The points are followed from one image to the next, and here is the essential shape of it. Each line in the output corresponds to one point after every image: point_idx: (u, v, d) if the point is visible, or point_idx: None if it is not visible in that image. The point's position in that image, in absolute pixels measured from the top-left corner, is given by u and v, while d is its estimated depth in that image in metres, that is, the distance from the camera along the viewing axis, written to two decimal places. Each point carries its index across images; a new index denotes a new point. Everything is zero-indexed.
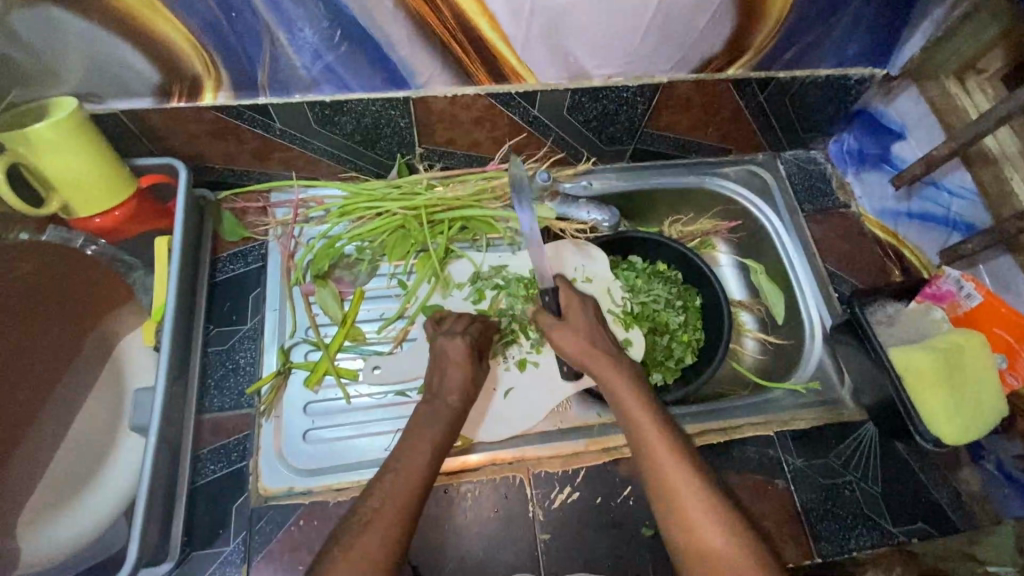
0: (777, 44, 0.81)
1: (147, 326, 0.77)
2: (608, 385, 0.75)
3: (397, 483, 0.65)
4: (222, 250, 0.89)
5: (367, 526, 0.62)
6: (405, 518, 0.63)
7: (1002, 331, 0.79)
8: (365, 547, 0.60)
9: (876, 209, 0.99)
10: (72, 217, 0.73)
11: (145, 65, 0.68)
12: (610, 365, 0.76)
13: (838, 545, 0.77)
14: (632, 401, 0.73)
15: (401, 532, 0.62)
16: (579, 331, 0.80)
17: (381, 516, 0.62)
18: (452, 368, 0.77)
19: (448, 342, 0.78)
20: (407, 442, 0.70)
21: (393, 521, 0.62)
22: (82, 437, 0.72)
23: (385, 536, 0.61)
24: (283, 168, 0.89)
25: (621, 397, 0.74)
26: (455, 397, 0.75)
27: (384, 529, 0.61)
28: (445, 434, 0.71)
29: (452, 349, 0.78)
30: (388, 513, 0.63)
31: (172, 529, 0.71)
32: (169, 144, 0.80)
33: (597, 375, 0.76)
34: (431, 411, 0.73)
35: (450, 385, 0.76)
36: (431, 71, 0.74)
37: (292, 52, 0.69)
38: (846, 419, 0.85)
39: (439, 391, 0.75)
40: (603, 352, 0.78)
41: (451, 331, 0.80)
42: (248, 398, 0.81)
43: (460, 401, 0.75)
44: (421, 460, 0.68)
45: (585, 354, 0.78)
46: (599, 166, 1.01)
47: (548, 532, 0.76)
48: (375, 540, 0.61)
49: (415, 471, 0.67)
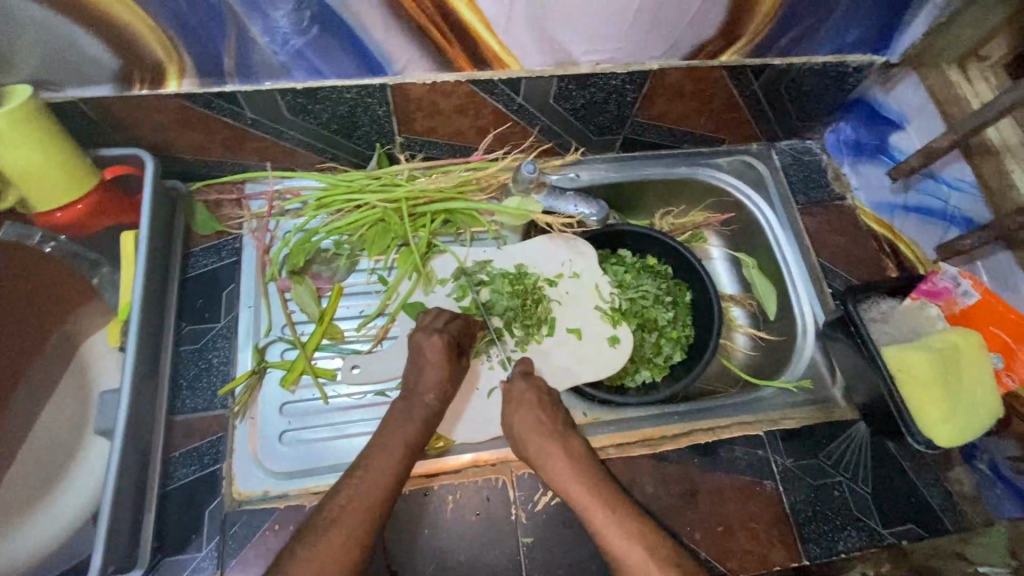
0: (774, 29, 0.77)
1: (113, 325, 0.74)
2: (547, 468, 0.72)
3: (370, 480, 0.66)
4: (194, 244, 0.86)
5: (335, 522, 0.62)
6: (377, 512, 0.64)
7: (998, 329, 0.77)
8: (331, 545, 0.61)
9: (872, 202, 0.96)
10: (32, 212, 0.70)
11: (102, 51, 0.64)
12: (551, 445, 0.73)
13: (826, 546, 0.76)
14: (576, 486, 0.70)
15: (371, 526, 0.63)
16: (521, 405, 0.76)
17: (350, 513, 0.63)
18: (428, 366, 0.75)
19: (425, 339, 0.76)
20: (385, 432, 0.70)
21: (360, 519, 0.63)
22: (47, 440, 0.70)
23: (352, 528, 0.62)
24: (257, 158, 0.85)
25: (564, 482, 0.71)
26: (432, 395, 0.73)
27: (353, 527, 0.62)
28: (423, 434, 0.71)
29: (430, 347, 0.75)
30: (356, 512, 0.63)
31: (142, 534, 0.68)
32: (135, 133, 0.76)
33: (537, 459, 0.73)
34: (408, 409, 0.72)
35: (428, 385, 0.74)
36: (408, 55, 0.71)
37: (260, 36, 0.65)
38: (837, 417, 0.83)
39: (416, 388, 0.74)
40: (547, 425, 0.74)
41: (428, 327, 0.78)
42: (221, 398, 0.78)
43: (437, 400, 0.74)
44: (392, 458, 0.68)
45: (525, 436, 0.74)
46: (588, 156, 0.98)
47: (531, 535, 0.75)
48: (341, 538, 0.61)
49: (384, 471, 0.66)
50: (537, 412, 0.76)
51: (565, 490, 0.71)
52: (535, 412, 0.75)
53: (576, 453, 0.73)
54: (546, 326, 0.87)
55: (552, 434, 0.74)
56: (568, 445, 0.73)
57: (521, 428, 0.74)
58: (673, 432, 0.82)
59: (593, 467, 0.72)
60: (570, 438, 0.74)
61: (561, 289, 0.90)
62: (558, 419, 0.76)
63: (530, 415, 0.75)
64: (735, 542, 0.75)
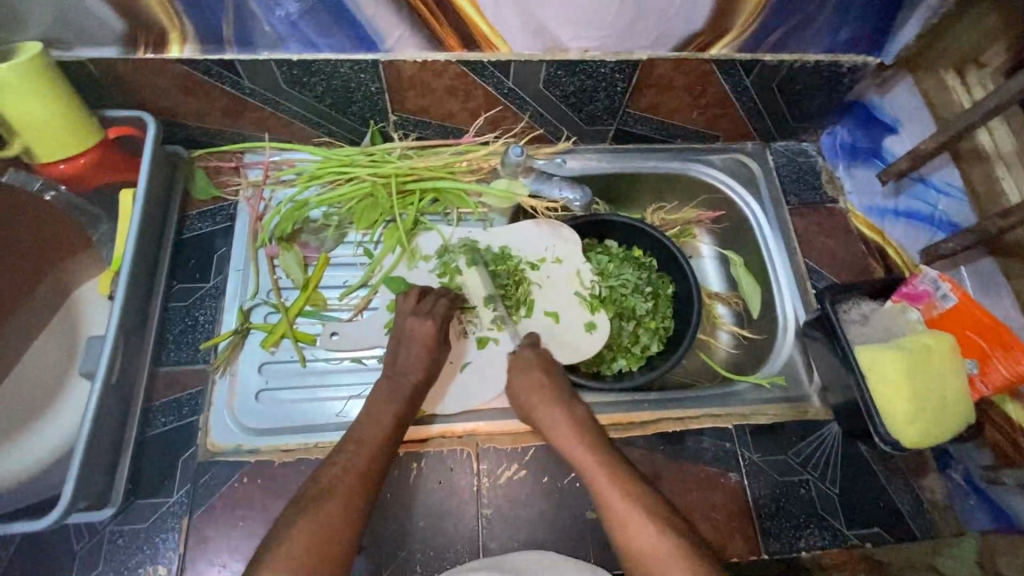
0: (763, 24, 0.78)
1: (105, 276, 0.78)
2: (554, 431, 0.73)
3: (358, 453, 0.67)
4: (191, 207, 0.89)
5: (331, 492, 0.64)
6: (366, 481, 0.66)
7: (974, 335, 0.75)
8: (328, 515, 0.62)
9: (864, 206, 0.96)
10: (36, 162, 0.73)
11: (109, 13, 0.68)
12: (559, 410, 0.73)
13: (787, 542, 0.76)
14: (586, 454, 0.70)
15: (366, 495, 0.65)
16: (526, 369, 0.77)
17: (343, 483, 0.65)
18: (411, 344, 0.76)
19: (416, 323, 0.77)
20: (376, 404, 0.72)
21: (355, 491, 0.64)
22: (34, 378, 0.73)
23: (348, 498, 0.64)
24: (256, 129, 0.88)
25: (576, 447, 0.71)
26: (417, 376, 0.74)
27: (347, 496, 0.64)
28: (400, 411, 0.72)
29: (419, 330, 0.77)
30: (349, 480, 0.65)
31: (116, 475, 0.72)
32: (139, 96, 0.80)
33: (543, 421, 0.74)
34: (390, 388, 0.73)
35: (410, 363, 0.75)
36: (399, 33, 0.73)
37: (257, 7, 0.68)
38: (810, 416, 0.83)
39: (401, 368, 0.75)
40: (546, 385, 0.75)
41: (419, 311, 0.79)
42: (203, 353, 0.81)
43: (420, 380, 0.75)
44: (379, 432, 0.70)
45: (530, 399, 0.75)
46: (580, 146, 0.99)
47: (490, 508, 0.76)
48: (336, 507, 0.63)
49: (377, 438, 0.69)
50: (542, 377, 0.76)
51: (573, 454, 0.71)
52: (542, 378, 0.76)
53: (580, 415, 0.74)
54: (525, 308, 0.89)
55: (559, 398, 0.74)
56: (575, 412, 0.74)
57: (525, 394, 0.75)
58: (641, 419, 0.82)
59: (599, 434, 0.73)
60: (576, 404, 0.75)
61: (543, 273, 0.91)
62: (561, 385, 0.76)
63: (535, 381, 0.76)
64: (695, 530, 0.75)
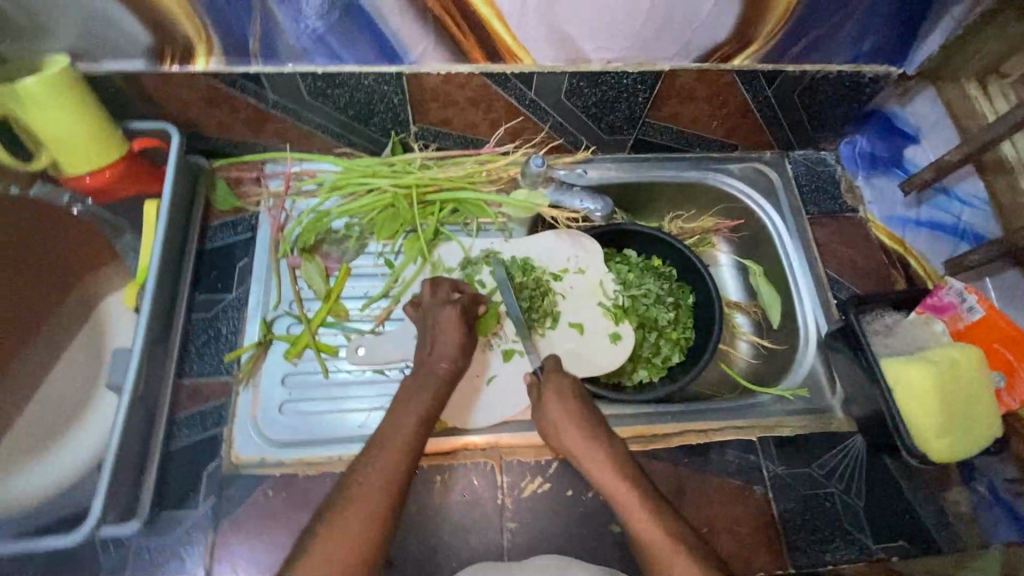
0: (786, 36, 0.78)
1: (130, 288, 0.78)
2: (586, 457, 0.70)
3: (383, 459, 0.64)
4: (212, 218, 0.89)
5: (353, 499, 0.60)
6: (394, 489, 0.62)
7: (1001, 347, 0.76)
8: (351, 522, 0.59)
9: (885, 215, 0.94)
10: (62, 174, 0.73)
11: (137, 27, 0.68)
12: (591, 438, 0.71)
13: (814, 556, 0.75)
14: (617, 482, 0.67)
15: (390, 504, 0.61)
16: (559, 394, 0.75)
17: (367, 489, 0.61)
18: (441, 334, 0.77)
19: (439, 315, 0.78)
20: (401, 407, 0.70)
21: (379, 498, 0.61)
22: (59, 390, 0.74)
23: (371, 504, 0.60)
24: (277, 140, 0.89)
25: (610, 476, 0.68)
26: (445, 362, 0.75)
27: (370, 504, 0.60)
28: (427, 407, 0.71)
29: (444, 318, 0.78)
30: (374, 489, 0.61)
31: (142, 487, 0.72)
32: (164, 108, 0.80)
33: (576, 448, 0.71)
34: (420, 383, 0.73)
35: (444, 349, 0.76)
36: (424, 45, 0.73)
37: (284, 20, 0.68)
38: (833, 428, 0.83)
39: (429, 358, 0.76)
40: (576, 412, 0.73)
41: (438, 298, 0.80)
42: (226, 365, 0.81)
43: (449, 368, 0.75)
44: (405, 433, 0.67)
45: (563, 425, 0.72)
46: (598, 155, 0.99)
47: (515, 521, 0.76)
48: (361, 513, 0.59)
49: (403, 442, 0.66)
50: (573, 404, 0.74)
51: (607, 483, 0.68)
52: (574, 404, 0.74)
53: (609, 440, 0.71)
54: (550, 320, 0.88)
55: (591, 425, 0.72)
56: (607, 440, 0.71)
57: (558, 420, 0.73)
58: (664, 431, 0.82)
59: (632, 463, 0.69)
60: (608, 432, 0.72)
61: (566, 284, 0.91)
62: (594, 412, 0.74)
63: (567, 407, 0.74)
64: (721, 544, 0.75)
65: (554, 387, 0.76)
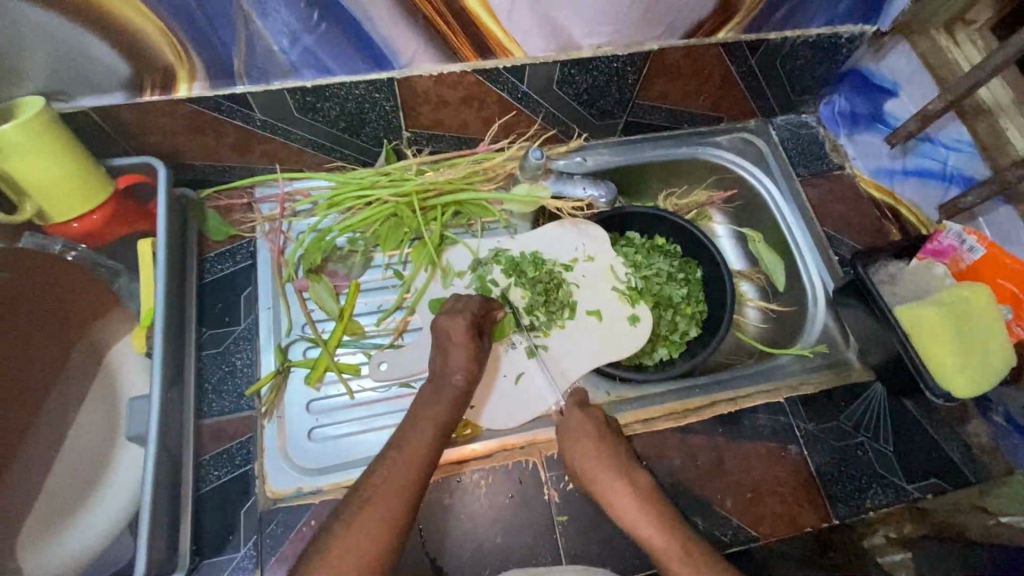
0: (768, 4, 0.79)
1: (137, 333, 0.75)
2: (615, 500, 0.70)
3: (399, 463, 0.65)
4: (208, 250, 0.86)
5: (369, 501, 0.62)
6: (410, 492, 0.63)
7: (1005, 282, 0.79)
8: (364, 528, 0.60)
9: (871, 169, 0.99)
10: (48, 223, 0.71)
11: (113, 58, 0.65)
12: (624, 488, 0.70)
13: (854, 505, 0.78)
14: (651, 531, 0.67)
15: (404, 507, 0.62)
16: (581, 436, 0.74)
17: (384, 492, 0.62)
18: (451, 347, 0.75)
19: (445, 322, 0.76)
20: (418, 413, 0.70)
21: (394, 500, 0.62)
22: (77, 451, 0.70)
23: (384, 509, 0.61)
24: (266, 161, 0.86)
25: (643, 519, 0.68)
26: (459, 375, 0.73)
27: (384, 507, 0.61)
28: (439, 411, 0.70)
29: (452, 328, 0.76)
30: (390, 491, 0.62)
31: (179, 537, 0.69)
32: (145, 140, 0.77)
33: (605, 490, 0.71)
34: (437, 391, 0.72)
35: (455, 365, 0.74)
36: (415, 47, 0.72)
37: (269, 35, 0.66)
38: (854, 379, 0.85)
39: (444, 369, 0.74)
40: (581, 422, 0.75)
41: (453, 311, 0.78)
42: (247, 400, 0.78)
43: (465, 380, 0.73)
44: (427, 436, 0.68)
45: (568, 436, 0.75)
46: (591, 142, 0.99)
47: (565, 514, 0.75)
48: (376, 516, 0.60)
49: (420, 448, 0.66)
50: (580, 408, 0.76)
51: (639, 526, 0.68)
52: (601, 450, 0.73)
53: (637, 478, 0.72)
54: (568, 311, 0.88)
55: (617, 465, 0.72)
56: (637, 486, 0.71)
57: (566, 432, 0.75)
58: (697, 405, 0.82)
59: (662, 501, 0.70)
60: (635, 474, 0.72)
61: (577, 273, 0.91)
62: (619, 452, 0.73)
63: (592, 451, 0.73)
64: (767, 507, 0.77)
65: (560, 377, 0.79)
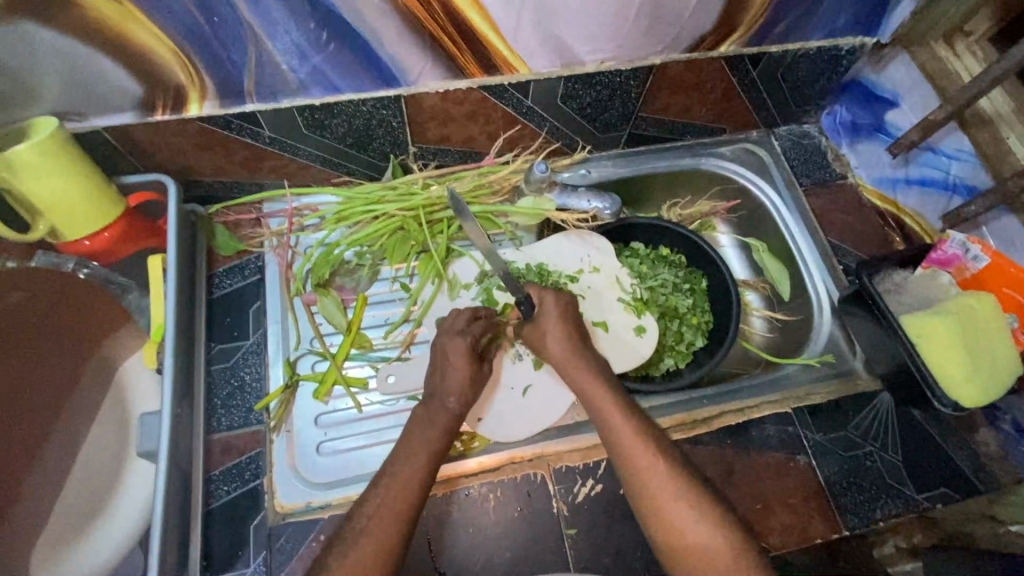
0: (769, 17, 0.80)
1: (148, 348, 0.76)
2: (623, 438, 0.68)
3: (393, 488, 0.64)
4: (217, 264, 0.87)
5: (365, 530, 0.62)
6: (405, 515, 0.63)
7: (1011, 290, 0.79)
8: (360, 555, 0.60)
9: (873, 178, 0.99)
10: (60, 241, 0.71)
11: (126, 79, 0.66)
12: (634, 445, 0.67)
13: (864, 516, 0.77)
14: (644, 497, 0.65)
15: (398, 531, 0.62)
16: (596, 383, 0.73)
17: (378, 519, 0.62)
18: (456, 360, 0.75)
19: (455, 336, 0.76)
20: (413, 435, 0.70)
21: (390, 524, 0.62)
22: (90, 466, 0.71)
23: (379, 535, 0.61)
24: (274, 177, 0.87)
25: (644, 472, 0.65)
26: (454, 399, 0.72)
27: (381, 533, 0.61)
28: (449, 425, 0.71)
29: (458, 342, 0.76)
30: (384, 520, 0.62)
31: (190, 553, 0.69)
32: (156, 158, 0.78)
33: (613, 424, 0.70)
34: (429, 413, 0.71)
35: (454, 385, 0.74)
36: (421, 65, 0.73)
37: (279, 55, 0.67)
38: (861, 389, 0.85)
39: (441, 379, 0.74)
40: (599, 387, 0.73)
41: (452, 328, 0.78)
42: (256, 414, 0.78)
43: (467, 395, 0.74)
44: (417, 463, 0.67)
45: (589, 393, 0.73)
46: (595, 154, 1.00)
47: (574, 527, 0.75)
48: (370, 546, 0.60)
49: (413, 471, 0.66)
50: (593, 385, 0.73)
51: (637, 479, 0.66)
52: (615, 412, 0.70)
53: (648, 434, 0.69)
54: None
55: (627, 406, 0.71)
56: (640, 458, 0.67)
57: (588, 387, 0.73)
58: (704, 415, 0.83)
59: (674, 458, 0.67)
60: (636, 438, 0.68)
61: (582, 284, 0.91)
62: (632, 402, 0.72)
63: (599, 389, 0.72)
64: (776, 519, 0.76)
65: (567, 358, 0.76)
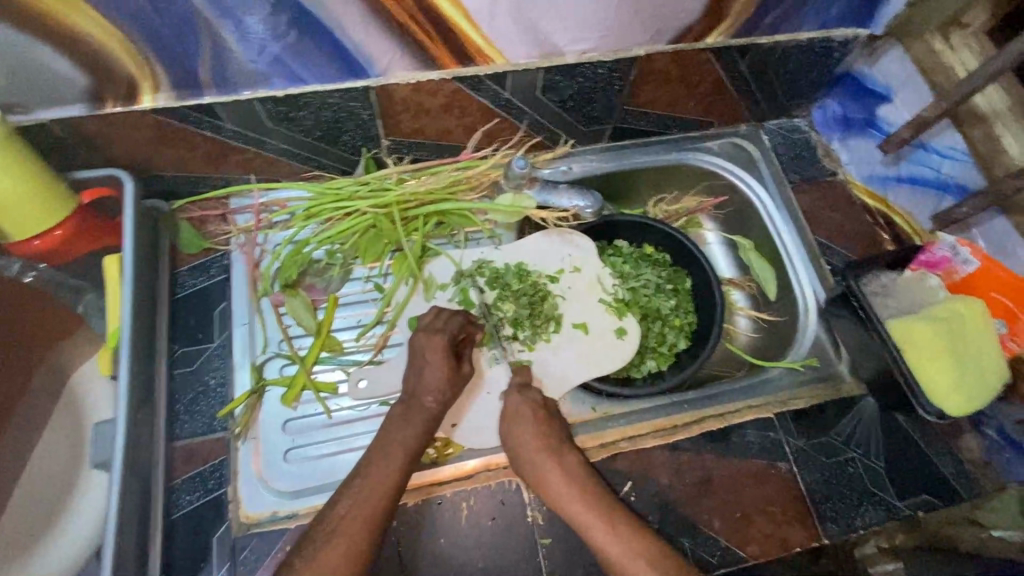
0: (759, 7, 0.76)
1: (103, 353, 0.73)
2: (563, 498, 0.70)
3: (365, 492, 0.63)
4: (180, 263, 0.83)
5: (336, 532, 0.60)
6: (374, 523, 0.62)
7: (999, 294, 0.78)
8: (329, 561, 0.59)
9: (864, 174, 0.97)
10: (8, 241, 0.67)
11: (70, 69, 0.62)
12: (565, 482, 0.71)
13: (844, 524, 0.76)
14: (597, 523, 0.68)
15: (369, 541, 0.61)
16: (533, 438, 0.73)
17: (348, 526, 0.61)
18: (426, 366, 0.72)
19: (427, 341, 0.73)
20: (388, 436, 0.68)
21: (361, 529, 0.61)
22: (44, 476, 0.69)
23: (351, 540, 0.60)
24: (241, 171, 0.83)
25: (593, 534, 0.68)
26: (431, 398, 0.71)
27: (351, 540, 0.60)
28: (420, 435, 0.68)
29: (430, 347, 0.73)
30: (355, 524, 0.61)
31: (149, 565, 0.67)
32: (109, 153, 0.74)
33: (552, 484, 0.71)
34: (406, 414, 0.69)
35: (427, 387, 0.72)
36: (389, 56, 0.69)
37: (237, 46, 0.63)
38: (845, 393, 0.83)
39: (415, 388, 0.72)
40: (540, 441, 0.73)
41: (430, 328, 0.75)
42: (221, 420, 0.76)
43: (438, 402, 0.71)
44: (394, 465, 0.65)
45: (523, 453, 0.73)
46: (578, 148, 0.96)
47: (549, 535, 0.73)
48: (340, 552, 0.59)
49: (386, 479, 0.64)
50: (533, 428, 0.74)
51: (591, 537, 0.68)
52: (551, 444, 0.73)
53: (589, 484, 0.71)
54: (553, 324, 0.86)
55: (561, 463, 0.72)
56: (591, 488, 0.71)
57: (521, 444, 0.73)
58: (684, 421, 0.81)
59: (621, 513, 0.70)
60: (580, 468, 0.72)
61: (563, 285, 0.89)
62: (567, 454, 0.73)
63: (536, 446, 0.73)
64: (756, 527, 0.75)
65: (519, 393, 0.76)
